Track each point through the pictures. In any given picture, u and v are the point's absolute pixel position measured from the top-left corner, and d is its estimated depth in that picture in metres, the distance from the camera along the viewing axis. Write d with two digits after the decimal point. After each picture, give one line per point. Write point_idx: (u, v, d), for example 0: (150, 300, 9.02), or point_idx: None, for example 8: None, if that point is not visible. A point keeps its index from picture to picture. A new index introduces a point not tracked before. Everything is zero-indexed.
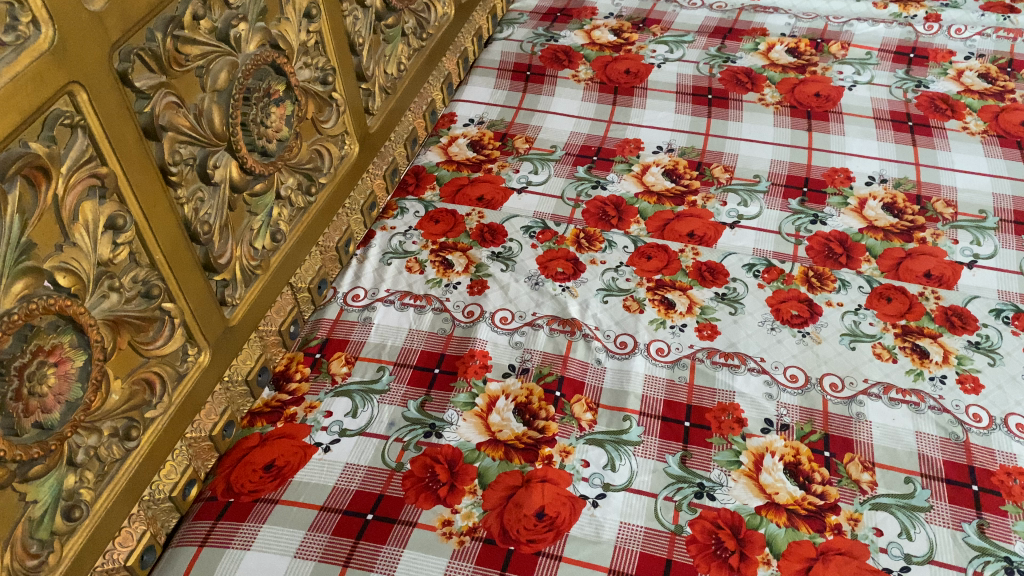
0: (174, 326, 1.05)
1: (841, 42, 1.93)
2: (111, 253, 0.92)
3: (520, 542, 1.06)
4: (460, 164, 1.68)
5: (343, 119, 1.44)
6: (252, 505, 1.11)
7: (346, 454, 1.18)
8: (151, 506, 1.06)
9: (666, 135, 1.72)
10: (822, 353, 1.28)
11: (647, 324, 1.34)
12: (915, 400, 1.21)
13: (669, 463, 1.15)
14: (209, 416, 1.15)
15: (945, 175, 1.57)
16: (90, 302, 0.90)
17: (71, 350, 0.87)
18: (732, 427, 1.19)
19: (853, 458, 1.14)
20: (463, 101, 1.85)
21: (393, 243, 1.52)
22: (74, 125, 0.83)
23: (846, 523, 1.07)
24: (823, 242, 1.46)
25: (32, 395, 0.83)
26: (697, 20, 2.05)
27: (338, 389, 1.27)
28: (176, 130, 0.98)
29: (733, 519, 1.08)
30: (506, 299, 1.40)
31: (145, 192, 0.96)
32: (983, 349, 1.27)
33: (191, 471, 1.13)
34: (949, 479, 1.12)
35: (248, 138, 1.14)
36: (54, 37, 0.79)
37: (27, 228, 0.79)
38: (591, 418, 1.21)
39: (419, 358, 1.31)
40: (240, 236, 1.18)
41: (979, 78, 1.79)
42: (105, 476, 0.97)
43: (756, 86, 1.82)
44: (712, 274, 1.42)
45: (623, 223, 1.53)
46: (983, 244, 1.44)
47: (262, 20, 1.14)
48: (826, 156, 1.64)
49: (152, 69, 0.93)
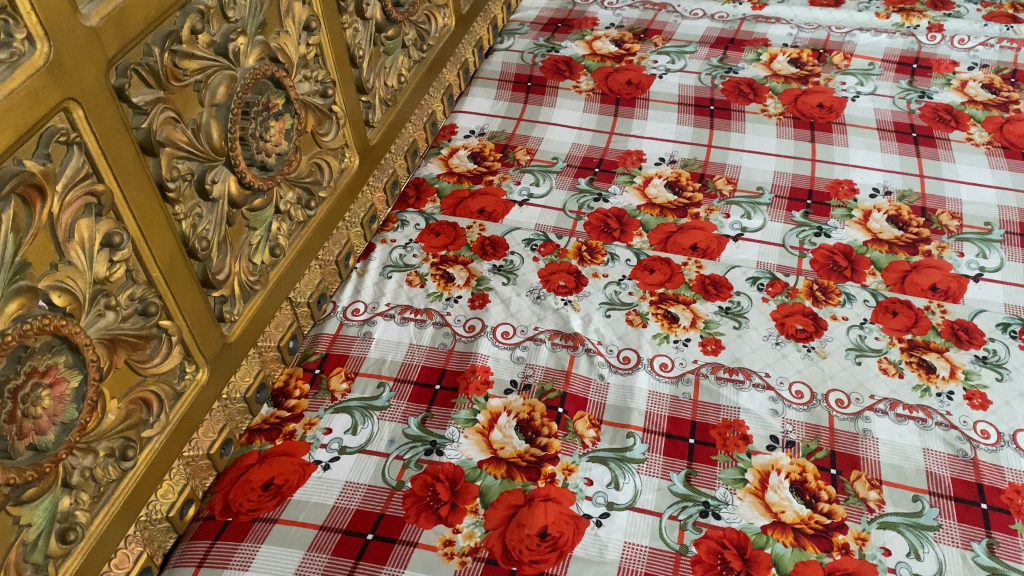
0: (172, 344, 1.03)
1: (844, 52, 1.92)
2: (107, 271, 0.90)
3: (522, 563, 1.04)
4: (460, 176, 1.67)
5: (344, 132, 1.43)
6: (250, 525, 1.10)
7: (346, 472, 1.16)
8: (148, 527, 1.05)
9: (668, 146, 1.71)
10: (827, 368, 1.27)
11: (650, 339, 1.33)
12: (922, 416, 1.20)
13: (673, 481, 1.13)
14: (207, 433, 1.14)
15: (950, 187, 1.56)
16: (86, 321, 0.88)
17: (66, 371, 0.85)
18: (738, 444, 1.17)
19: (860, 476, 1.13)
20: (464, 112, 1.84)
21: (394, 256, 1.51)
22: (70, 142, 0.82)
23: (854, 542, 1.05)
24: (827, 255, 1.45)
25: (27, 417, 0.81)
26: (699, 30, 2.04)
27: (337, 406, 1.25)
28: (174, 146, 0.97)
29: (739, 538, 1.06)
30: (507, 314, 1.39)
31: (142, 208, 0.94)
32: (990, 364, 1.26)
33: (189, 490, 1.11)
34: (958, 497, 1.10)
35: (247, 153, 1.12)
36: (50, 53, 0.78)
37: (21, 248, 0.78)
38: (594, 435, 1.19)
39: (420, 373, 1.30)
40: (239, 251, 1.16)
41: (982, 88, 1.78)
42: (101, 497, 0.96)
43: (758, 97, 1.81)
44: (715, 287, 1.40)
45: (626, 236, 1.52)
46: (989, 257, 1.43)
47: (262, 34, 1.13)
48: (830, 167, 1.62)
49: (150, 85, 0.92)
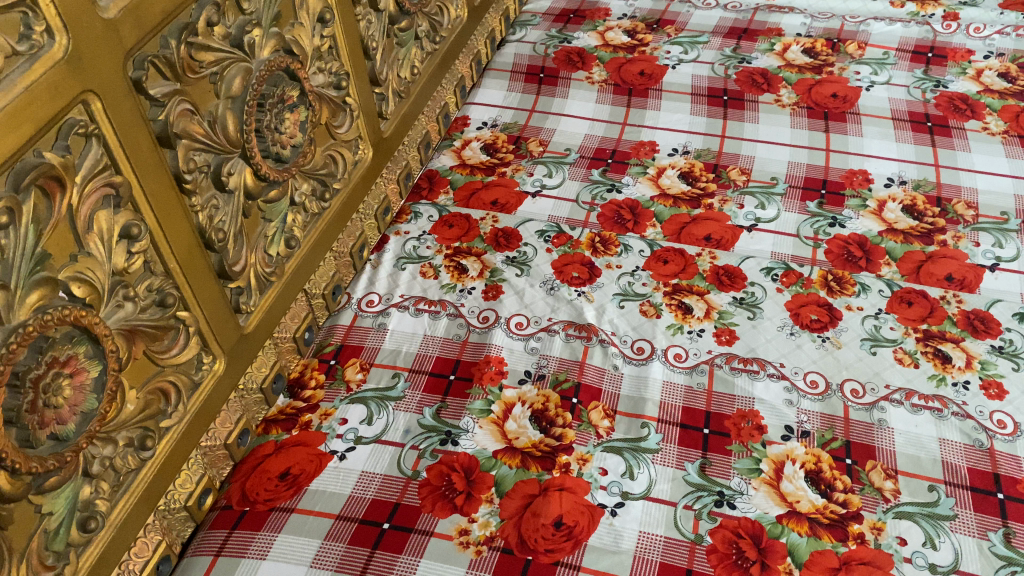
0: (189, 335, 1.04)
1: (858, 41, 1.91)
2: (126, 262, 0.91)
3: (538, 552, 1.05)
4: (473, 168, 1.67)
5: (357, 124, 1.43)
6: (267, 514, 1.10)
7: (361, 462, 1.17)
8: (167, 516, 1.06)
9: (682, 137, 1.71)
10: (842, 359, 1.26)
11: (664, 330, 1.33)
12: (938, 406, 1.19)
13: (688, 471, 1.13)
14: (225, 424, 1.15)
15: (965, 177, 1.55)
16: (106, 312, 0.89)
17: (85, 361, 0.86)
18: (752, 434, 1.17)
19: (876, 465, 1.12)
20: (476, 104, 1.84)
21: (408, 247, 1.51)
22: (89, 134, 0.83)
23: (869, 532, 1.05)
24: (842, 245, 1.44)
25: (47, 406, 0.82)
26: (711, 20, 2.03)
27: (352, 396, 1.26)
28: (191, 138, 0.97)
29: (754, 528, 1.06)
30: (521, 305, 1.39)
31: (159, 199, 0.95)
32: (1007, 354, 1.25)
33: (207, 480, 1.12)
34: (974, 487, 1.10)
35: (263, 144, 1.13)
36: (68, 46, 0.79)
37: (42, 239, 0.79)
38: (608, 425, 1.20)
39: (434, 364, 1.30)
40: (255, 242, 1.17)
41: (998, 77, 1.77)
42: (121, 486, 0.97)
43: (772, 87, 1.80)
44: (730, 278, 1.40)
45: (639, 226, 1.52)
46: (1005, 247, 1.42)
47: (277, 26, 1.13)
48: (845, 157, 1.62)
49: (167, 77, 0.92)
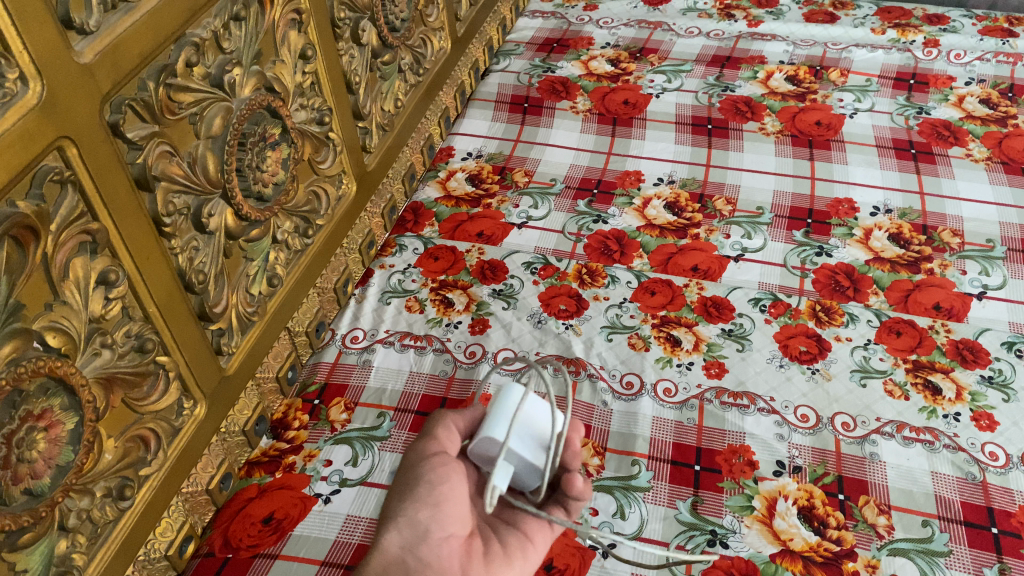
0: (169, 380, 1.02)
1: (841, 68, 1.92)
2: (103, 309, 0.89)
3: None
4: (458, 200, 1.66)
5: (341, 159, 1.42)
6: (251, 561, 1.07)
7: (347, 505, 1.14)
8: (147, 566, 1.03)
9: (667, 166, 1.70)
10: (833, 392, 1.25)
11: (653, 363, 1.31)
12: (929, 439, 1.18)
13: (680, 510, 1.11)
14: (206, 469, 1.12)
15: (950, 205, 1.55)
16: (82, 361, 0.87)
17: (61, 413, 0.84)
18: (744, 470, 1.16)
19: (869, 501, 1.11)
20: (461, 134, 1.84)
21: (393, 281, 1.50)
22: (64, 181, 0.81)
23: (863, 570, 1.04)
24: (830, 274, 1.44)
25: (22, 461, 0.79)
26: (694, 48, 2.04)
27: (337, 436, 1.23)
28: (170, 180, 0.96)
29: (747, 568, 1.05)
30: (508, 339, 1.37)
31: (137, 243, 0.93)
32: (996, 384, 1.25)
33: (188, 527, 1.09)
34: (968, 522, 1.09)
35: (244, 184, 1.11)
36: (43, 92, 0.77)
37: (15, 290, 0.76)
38: (598, 463, 1.18)
39: (420, 402, 1.28)
40: (236, 282, 1.15)
41: (980, 103, 1.78)
42: (98, 538, 0.94)
43: (756, 115, 1.81)
44: (718, 309, 1.39)
45: (626, 257, 1.51)
46: (992, 275, 1.42)
47: (257, 64, 1.12)
48: (829, 185, 1.62)
49: (145, 119, 0.91)
